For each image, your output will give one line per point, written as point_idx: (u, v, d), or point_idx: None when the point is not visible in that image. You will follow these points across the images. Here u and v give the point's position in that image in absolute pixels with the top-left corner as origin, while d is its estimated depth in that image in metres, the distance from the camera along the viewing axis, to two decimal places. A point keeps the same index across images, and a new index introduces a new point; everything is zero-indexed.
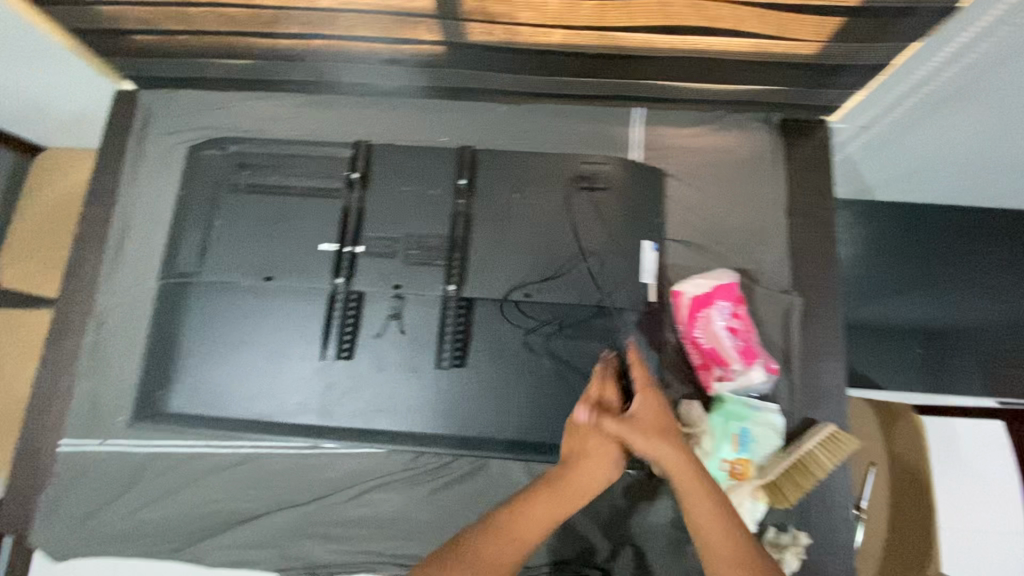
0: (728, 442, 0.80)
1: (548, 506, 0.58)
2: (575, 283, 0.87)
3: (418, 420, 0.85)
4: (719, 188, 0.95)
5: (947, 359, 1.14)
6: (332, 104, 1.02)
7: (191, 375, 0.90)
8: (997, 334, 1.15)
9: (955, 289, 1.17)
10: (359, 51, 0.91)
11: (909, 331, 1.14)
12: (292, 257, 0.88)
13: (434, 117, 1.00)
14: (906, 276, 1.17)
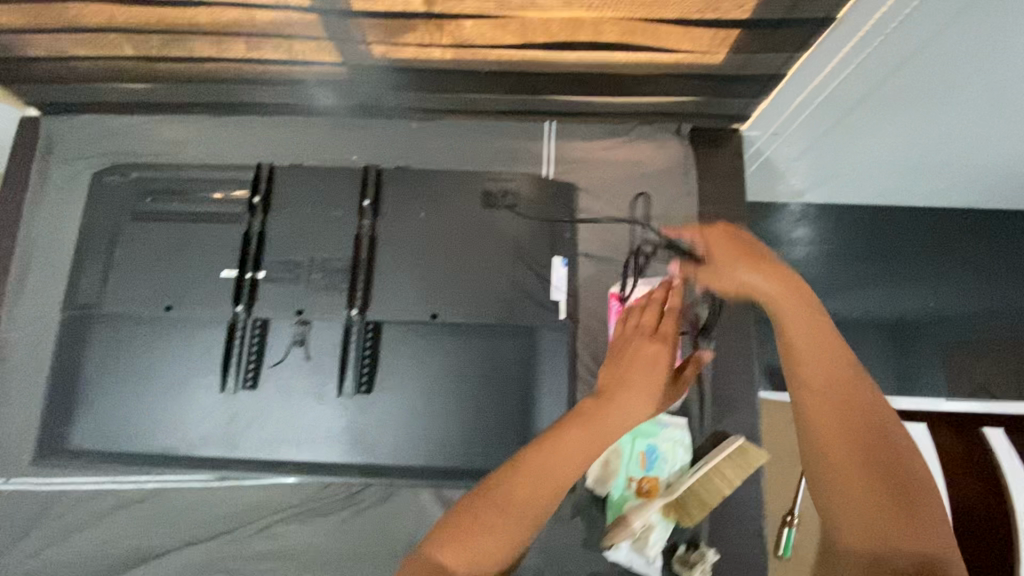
0: (634, 460, 0.81)
1: (587, 440, 0.48)
2: (480, 303, 0.86)
3: (325, 448, 0.83)
4: (632, 200, 0.95)
5: (888, 355, 1.09)
6: (240, 124, 1.00)
7: (92, 410, 0.86)
8: (934, 328, 1.11)
9: (890, 284, 1.13)
10: (258, 72, 0.89)
11: (850, 326, 1.11)
12: (193, 286, 0.86)
13: (345, 135, 0.98)
14: (845, 271, 1.14)
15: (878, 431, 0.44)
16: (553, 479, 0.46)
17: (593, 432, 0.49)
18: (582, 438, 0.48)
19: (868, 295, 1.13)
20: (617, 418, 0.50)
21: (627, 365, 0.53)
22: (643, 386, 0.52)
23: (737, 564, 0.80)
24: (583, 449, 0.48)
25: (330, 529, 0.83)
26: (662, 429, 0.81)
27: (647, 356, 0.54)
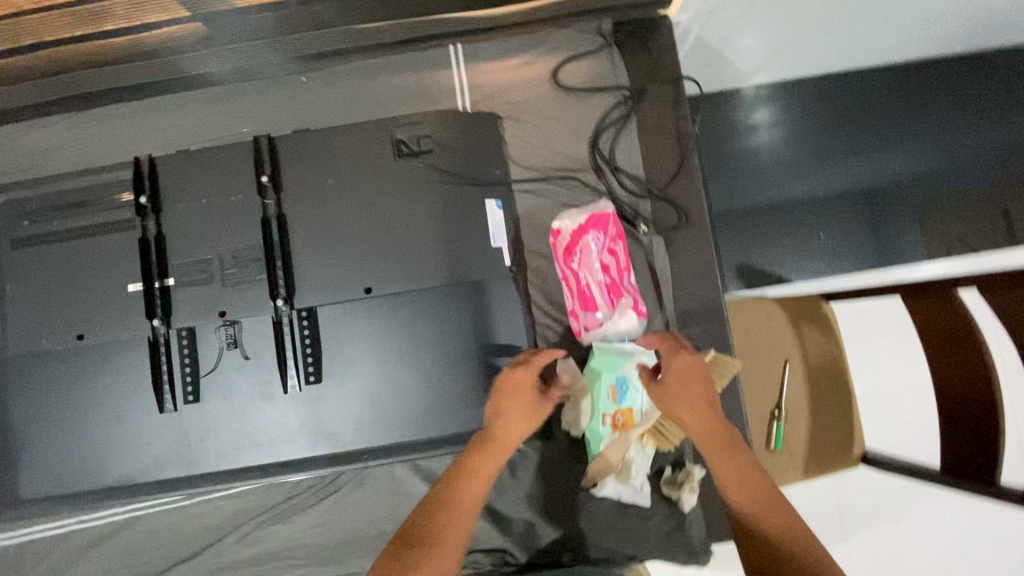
0: (605, 395, 0.76)
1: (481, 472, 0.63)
2: (416, 265, 0.78)
3: (286, 447, 0.79)
4: (560, 120, 0.85)
5: (858, 229, 1.10)
6: (110, 116, 0.87)
7: (30, 458, 0.80)
8: (908, 192, 1.10)
9: (867, 153, 1.10)
10: (106, 53, 0.77)
11: (819, 208, 1.10)
12: (101, 309, 0.78)
13: (230, 107, 0.86)
14: (806, 149, 1.10)
15: (766, 494, 0.55)
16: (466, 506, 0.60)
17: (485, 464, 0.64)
18: (483, 465, 0.64)
19: (832, 174, 1.10)
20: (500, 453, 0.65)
21: (498, 404, 0.68)
22: (517, 417, 0.68)
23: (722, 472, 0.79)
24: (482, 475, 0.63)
25: (313, 523, 0.81)
26: (629, 359, 0.76)
27: (511, 388, 0.69)
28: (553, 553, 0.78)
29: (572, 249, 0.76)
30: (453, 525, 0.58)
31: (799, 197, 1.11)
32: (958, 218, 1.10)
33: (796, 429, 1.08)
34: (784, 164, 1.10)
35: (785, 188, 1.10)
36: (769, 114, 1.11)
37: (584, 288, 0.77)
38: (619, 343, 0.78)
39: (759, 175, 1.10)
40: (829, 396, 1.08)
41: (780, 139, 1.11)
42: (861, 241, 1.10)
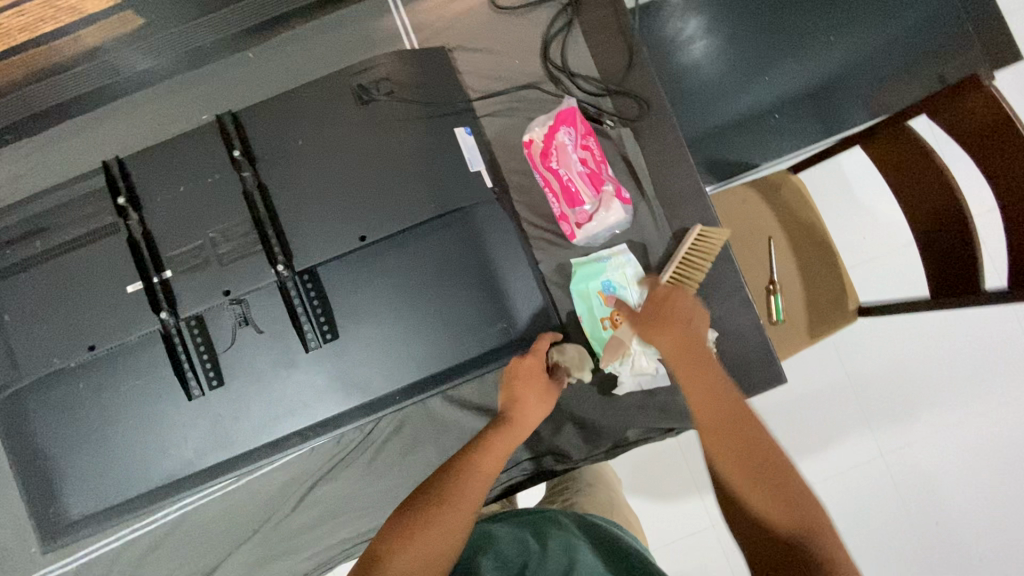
0: (597, 301, 0.83)
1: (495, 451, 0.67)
2: (402, 203, 0.80)
3: (318, 407, 0.80)
4: (508, 41, 0.87)
5: (810, 109, 1.14)
6: (64, 134, 0.87)
7: (70, 479, 0.80)
8: (854, 64, 1.12)
9: (806, 36, 1.13)
10: (57, 58, 0.80)
11: (772, 100, 1.14)
12: (105, 315, 0.79)
13: (185, 96, 0.87)
14: (745, 53, 1.14)
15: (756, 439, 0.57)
16: (478, 478, 0.65)
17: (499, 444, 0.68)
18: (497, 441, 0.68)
19: (776, 71, 1.13)
20: (514, 433, 0.69)
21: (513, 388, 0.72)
22: (532, 399, 0.72)
23: (732, 334, 0.84)
24: (495, 454, 0.67)
25: (362, 475, 0.84)
26: (607, 262, 0.82)
27: (525, 373, 0.73)
28: (594, 444, 0.83)
29: (548, 152, 0.81)
30: (465, 494, 0.63)
31: (752, 93, 1.14)
32: (910, 74, 1.11)
33: (794, 301, 1.13)
34: (727, 75, 1.14)
35: (734, 99, 1.14)
36: (705, 19, 1.15)
37: (568, 185, 0.81)
38: (600, 247, 0.84)
39: (706, 91, 1.15)
40: (817, 265, 1.13)
41: (718, 51, 1.15)
42: (814, 119, 1.14)
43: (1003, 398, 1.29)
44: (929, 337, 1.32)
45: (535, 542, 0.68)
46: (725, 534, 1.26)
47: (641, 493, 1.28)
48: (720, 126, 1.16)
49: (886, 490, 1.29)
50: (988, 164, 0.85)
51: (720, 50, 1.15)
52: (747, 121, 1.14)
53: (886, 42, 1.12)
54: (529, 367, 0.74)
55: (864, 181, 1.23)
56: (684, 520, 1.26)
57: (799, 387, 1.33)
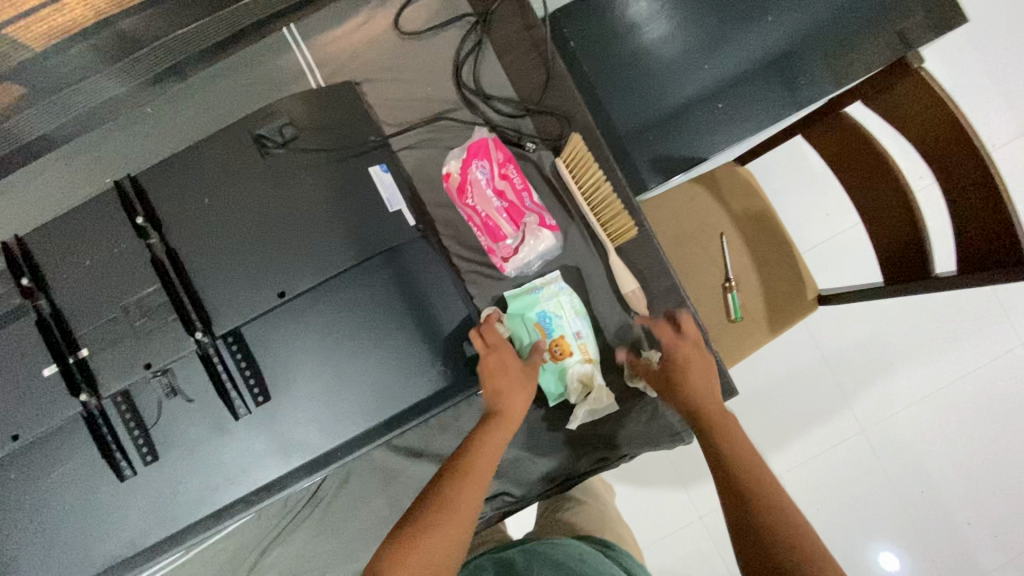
0: (534, 334, 0.78)
1: (486, 449, 0.65)
2: (319, 253, 0.76)
3: (259, 472, 0.78)
4: (416, 68, 0.84)
5: (756, 92, 1.08)
6: None
7: (9, 575, 0.77)
8: (795, 42, 1.07)
9: (741, 19, 1.08)
10: None
11: (712, 88, 1.09)
12: (23, 403, 0.75)
13: (86, 162, 0.83)
14: (695, 35, 1.09)
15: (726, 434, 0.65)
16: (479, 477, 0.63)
17: (489, 443, 0.66)
18: (489, 441, 0.66)
19: (722, 53, 1.09)
20: (503, 429, 0.68)
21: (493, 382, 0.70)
22: (513, 390, 0.70)
23: None
24: (487, 454, 0.65)
25: (315, 532, 0.82)
26: (539, 292, 0.79)
27: (497, 367, 0.71)
28: (547, 479, 0.81)
29: (464, 186, 0.79)
30: (467, 496, 0.61)
31: (691, 84, 1.09)
32: (856, 47, 1.06)
33: (752, 296, 1.10)
34: (675, 60, 1.09)
35: (683, 82, 1.09)
36: (634, 12, 1.10)
37: (488, 217, 0.78)
38: (530, 276, 0.80)
39: (657, 75, 1.10)
40: (772, 254, 1.11)
41: (668, 33, 1.10)
42: (762, 102, 1.07)
43: (972, 366, 1.28)
44: (895, 313, 1.30)
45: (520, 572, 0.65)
46: (713, 525, 1.24)
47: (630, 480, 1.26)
48: (672, 111, 1.10)
49: (867, 471, 1.28)
50: (928, 149, 0.83)
51: (671, 32, 1.10)
52: (698, 108, 1.09)
53: (836, 13, 1.06)
54: (500, 359, 0.72)
55: (811, 165, 1.23)
56: (672, 511, 1.24)
57: (768, 375, 1.32)
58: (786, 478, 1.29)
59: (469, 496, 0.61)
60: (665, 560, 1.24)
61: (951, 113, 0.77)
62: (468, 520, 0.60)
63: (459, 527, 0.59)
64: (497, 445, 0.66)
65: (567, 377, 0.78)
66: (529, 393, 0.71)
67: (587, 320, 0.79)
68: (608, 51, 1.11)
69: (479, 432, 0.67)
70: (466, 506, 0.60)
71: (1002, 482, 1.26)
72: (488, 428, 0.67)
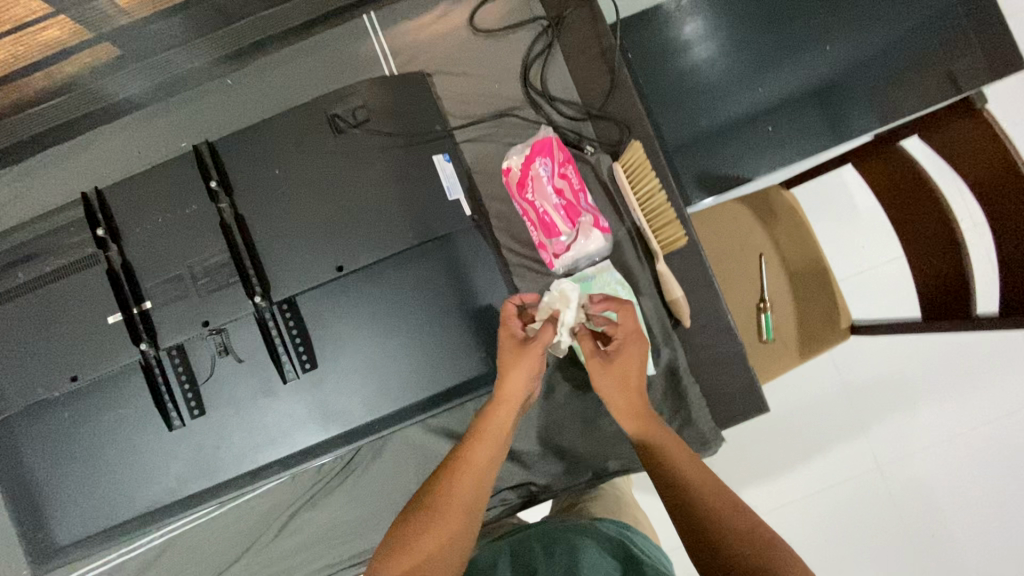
0: None
1: (484, 439, 0.65)
2: (379, 233, 0.79)
3: (298, 436, 0.80)
4: (486, 64, 0.87)
5: (805, 119, 1.09)
6: (41, 166, 0.86)
7: (54, 508, 0.81)
8: (850, 73, 1.08)
9: (799, 46, 1.10)
10: (52, 81, 0.82)
11: (761, 110, 1.10)
12: (86, 347, 0.79)
13: (165, 125, 0.87)
14: (749, 56, 1.11)
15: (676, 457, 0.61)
16: (474, 466, 0.63)
17: (487, 432, 0.66)
18: (487, 428, 0.66)
19: (777, 75, 1.10)
20: (503, 413, 0.67)
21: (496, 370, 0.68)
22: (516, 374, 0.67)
23: (715, 362, 0.83)
24: (485, 446, 0.65)
25: (344, 501, 0.85)
26: (592, 281, 0.80)
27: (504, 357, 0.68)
28: (575, 476, 0.83)
29: (524, 182, 0.81)
30: (459, 489, 0.62)
31: (742, 104, 1.11)
32: (911, 84, 1.07)
33: (784, 316, 1.11)
34: (728, 79, 1.11)
35: (734, 100, 1.11)
36: (693, 29, 1.12)
37: (545, 214, 0.81)
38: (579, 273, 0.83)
39: (707, 92, 1.12)
40: (807, 276, 1.12)
41: (720, 52, 1.12)
42: (810, 130, 1.09)
43: (999, 413, 1.27)
44: (926, 352, 1.30)
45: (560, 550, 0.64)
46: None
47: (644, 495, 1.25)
48: (720, 128, 1.12)
49: (881, 507, 1.27)
50: (983, 190, 0.83)
51: (722, 51, 1.12)
52: (746, 129, 1.11)
53: (896, 48, 1.08)
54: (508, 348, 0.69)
55: (855, 196, 1.24)
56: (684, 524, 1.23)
57: (791, 400, 1.32)
58: (800, 505, 1.28)
59: (462, 491, 0.62)
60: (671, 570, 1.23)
61: (1005, 150, 0.78)
62: (456, 522, 0.59)
63: (454, 521, 0.59)
64: (497, 430, 0.66)
65: None
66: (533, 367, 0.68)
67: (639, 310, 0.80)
68: (660, 65, 1.13)
69: (480, 421, 0.67)
70: (456, 506, 0.61)
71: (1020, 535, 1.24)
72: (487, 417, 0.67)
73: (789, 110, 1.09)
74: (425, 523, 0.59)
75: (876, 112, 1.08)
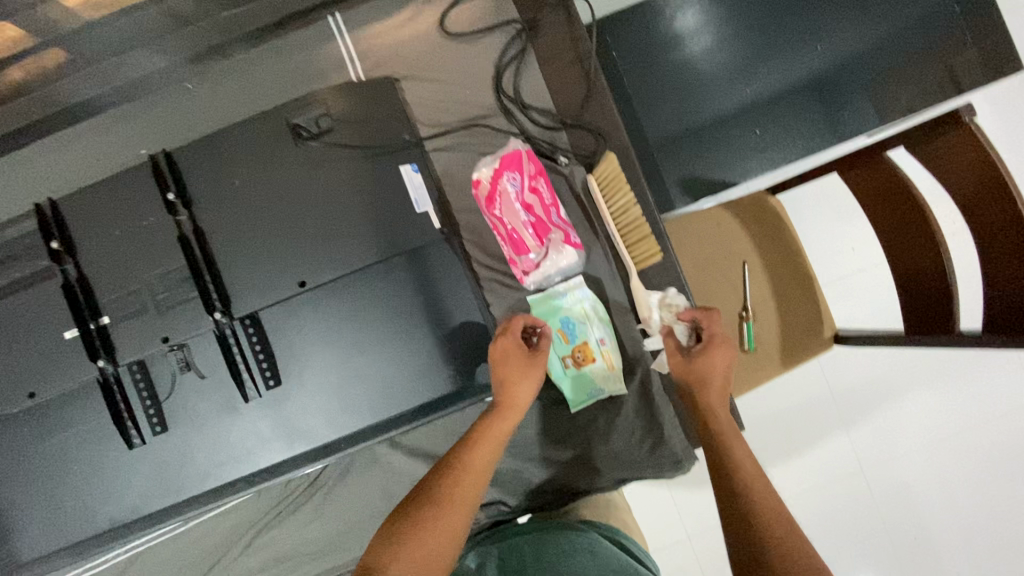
0: (556, 340, 0.81)
1: (488, 442, 0.66)
2: (343, 247, 0.77)
3: (262, 455, 0.79)
4: (457, 69, 0.83)
5: (796, 121, 1.06)
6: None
7: (14, 525, 0.79)
8: (841, 72, 1.05)
9: (788, 44, 1.05)
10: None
11: (750, 111, 1.07)
12: (42, 364, 0.77)
13: (124, 131, 0.84)
14: (737, 52, 1.06)
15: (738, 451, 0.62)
16: (474, 469, 0.64)
17: (491, 433, 0.66)
18: (489, 431, 0.67)
19: (769, 72, 1.06)
20: (504, 419, 0.68)
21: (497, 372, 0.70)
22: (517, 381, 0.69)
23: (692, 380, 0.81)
24: (484, 449, 0.65)
25: (311, 518, 0.84)
26: (564, 298, 0.80)
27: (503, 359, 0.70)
28: (546, 495, 0.82)
29: (493, 197, 0.78)
30: (463, 486, 0.63)
31: (729, 105, 1.07)
32: (902, 86, 1.04)
33: (767, 328, 1.09)
34: (719, 74, 1.06)
35: (724, 97, 1.07)
36: (678, 25, 1.06)
37: (513, 230, 0.78)
38: (550, 289, 0.81)
39: (694, 88, 1.07)
40: (792, 285, 1.10)
41: (714, 44, 1.07)
42: (800, 132, 1.07)
43: (982, 423, 1.26)
44: (911, 359, 1.28)
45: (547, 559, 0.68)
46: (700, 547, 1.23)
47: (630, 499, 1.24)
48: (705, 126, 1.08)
49: (862, 515, 1.27)
50: (968, 203, 0.81)
51: (717, 44, 1.07)
52: (734, 131, 1.07)
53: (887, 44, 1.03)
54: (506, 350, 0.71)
55: (845, 201, 1.21)
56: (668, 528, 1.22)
57: (774, 407, 1.31)
58: None
59: (465, 487, 0.63)
60: None
61: (996, 168, 0.75)
62: (459, 515, 0.61)
63: (460, 514, 0.61)
64: (499, 434, 0.67)
65: (588, 384, 0.80)
66: (535, 383, 0.71)
67: (610, 328, 0.80)
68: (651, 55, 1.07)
69: (481, 423, 0.68)
70: (460, 500, 0.62)
71: (999, 543, 1.24)
72: (488, 422, 0.68)
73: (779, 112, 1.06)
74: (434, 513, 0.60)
75: (874, 110, 1.05)
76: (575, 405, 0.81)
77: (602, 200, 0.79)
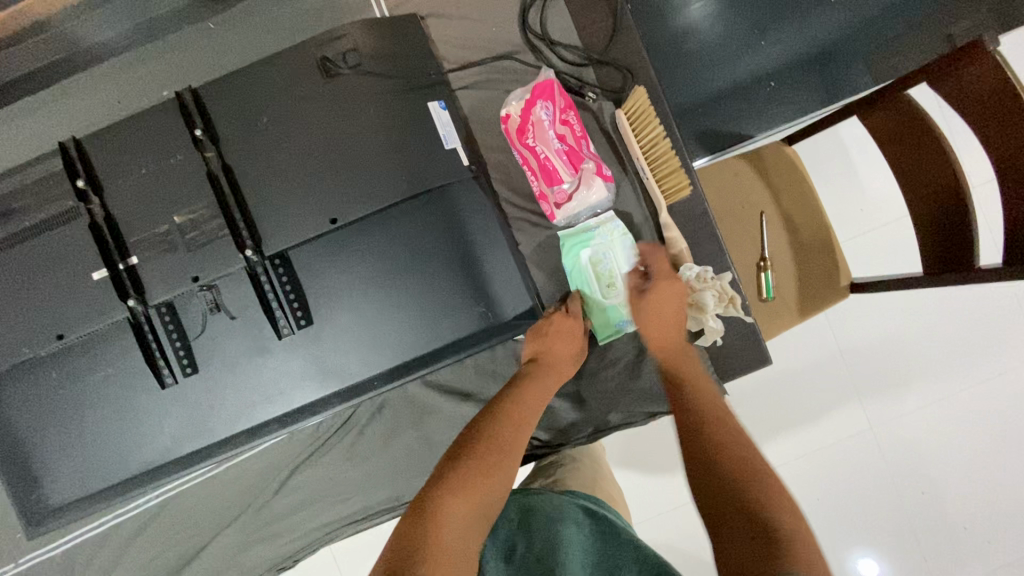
0: (588, 271, 0.82)
1: (530, 401, 0.70)
2: (372, 183, 0.76)
3: (294, 394, 0.79)
4: (483, 6, 0.86)
5: (816, 76, 1.02)
6: (28, 119, 0.85)
7: (43, 470, 0.79)
8: (853, 34, 1.02)
9: (799, 5, 1.03)
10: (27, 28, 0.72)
11: (762, 74, 1.03)
12: (70, 307, 0.76)
13: (155, 75, 0.85)
14: (746, 18, 1.03)
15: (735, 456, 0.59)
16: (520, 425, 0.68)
17: (534, 396, 0.71)
18: (532, 390, 0.71)
19: (779, 34, 1.03)
20: (548, 383, 0.73)
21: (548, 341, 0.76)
22: (563, 352, 0.76)
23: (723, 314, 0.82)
24: (531, 400, 0.71)
25: (342, 460, 0.85)
26: (595, 232, 0.81)
27: (558, 332, 0.77)
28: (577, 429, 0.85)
29: (525, 127, 0.81)
30: (513, 440, 0.66)
31: (741, 69, 1.04)
32: (873, 62, 1.01)
33: (785, 277, 1.09)
34: (684, 45, 1.04)
35: (733, 62, 1.04)
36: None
37: (546, 162, 0.81)
38: (580, 223, 0.83)
39: (708, 52, 1.04)
40: (809, 237, 1.09)
41: (716, 11, 1.04)
42: (821, 88, 1.02)
43: (992, 371, 1.28)
44: (922, 312, 1.30)
45: (541, 526, 0.68)
46: (689, 515, 1.21)
47: (639, 460, 1.21)
48: (713, 92, 1.04)
49: (874, 466, 1.29)
50: (993, 137, 0.81)
51: (718, 12, 1.04)
52: (742, 91, 1.04)
53: (879, 9, 1.01)
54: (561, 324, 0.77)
55: (860, 154, 1.22)
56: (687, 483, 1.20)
57: (788, 362, 1.32)
58: (793, 465, 1.30)
59: (506, 440, 0.65)
60: (663, 533, 1.21)
61: (1014, 88, 0.75)
62: (504, 470, 0.63)
63: (504, 464, 0.63)
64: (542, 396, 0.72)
65: (620, 316, 0.82)
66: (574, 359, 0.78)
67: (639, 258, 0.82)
68: (651, 27, 1.05)
69: (526, 386, 0.72)
70: (505, 457, 0.64)
71: (1005, 491, 1.27)
72: (534, 382, 0.72)
73: (794, 77, 1.02)
74: (480, 461, 0.62)
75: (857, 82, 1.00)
76: (603, 338, 0.83)
77: (631, 132, 0.81)
